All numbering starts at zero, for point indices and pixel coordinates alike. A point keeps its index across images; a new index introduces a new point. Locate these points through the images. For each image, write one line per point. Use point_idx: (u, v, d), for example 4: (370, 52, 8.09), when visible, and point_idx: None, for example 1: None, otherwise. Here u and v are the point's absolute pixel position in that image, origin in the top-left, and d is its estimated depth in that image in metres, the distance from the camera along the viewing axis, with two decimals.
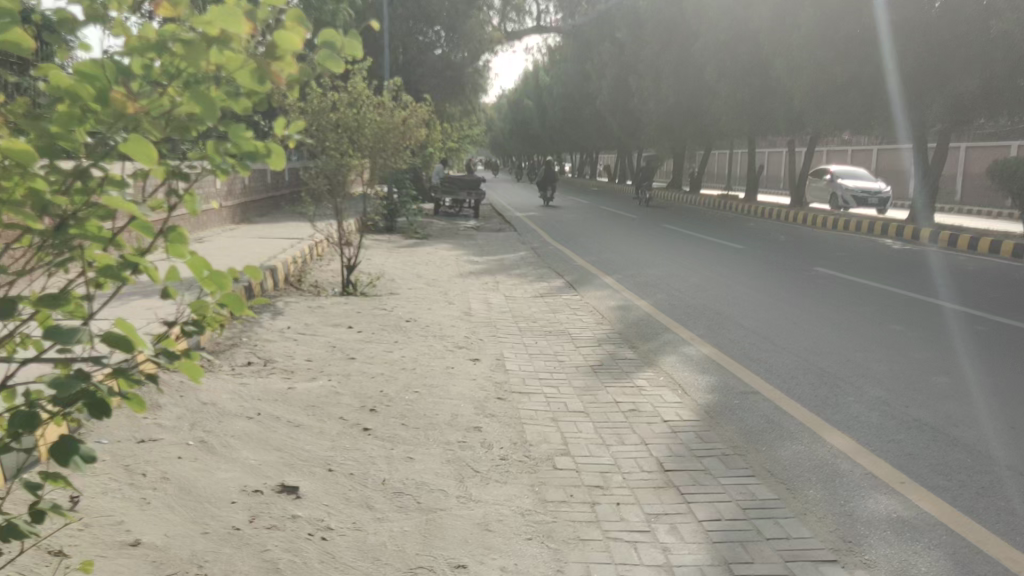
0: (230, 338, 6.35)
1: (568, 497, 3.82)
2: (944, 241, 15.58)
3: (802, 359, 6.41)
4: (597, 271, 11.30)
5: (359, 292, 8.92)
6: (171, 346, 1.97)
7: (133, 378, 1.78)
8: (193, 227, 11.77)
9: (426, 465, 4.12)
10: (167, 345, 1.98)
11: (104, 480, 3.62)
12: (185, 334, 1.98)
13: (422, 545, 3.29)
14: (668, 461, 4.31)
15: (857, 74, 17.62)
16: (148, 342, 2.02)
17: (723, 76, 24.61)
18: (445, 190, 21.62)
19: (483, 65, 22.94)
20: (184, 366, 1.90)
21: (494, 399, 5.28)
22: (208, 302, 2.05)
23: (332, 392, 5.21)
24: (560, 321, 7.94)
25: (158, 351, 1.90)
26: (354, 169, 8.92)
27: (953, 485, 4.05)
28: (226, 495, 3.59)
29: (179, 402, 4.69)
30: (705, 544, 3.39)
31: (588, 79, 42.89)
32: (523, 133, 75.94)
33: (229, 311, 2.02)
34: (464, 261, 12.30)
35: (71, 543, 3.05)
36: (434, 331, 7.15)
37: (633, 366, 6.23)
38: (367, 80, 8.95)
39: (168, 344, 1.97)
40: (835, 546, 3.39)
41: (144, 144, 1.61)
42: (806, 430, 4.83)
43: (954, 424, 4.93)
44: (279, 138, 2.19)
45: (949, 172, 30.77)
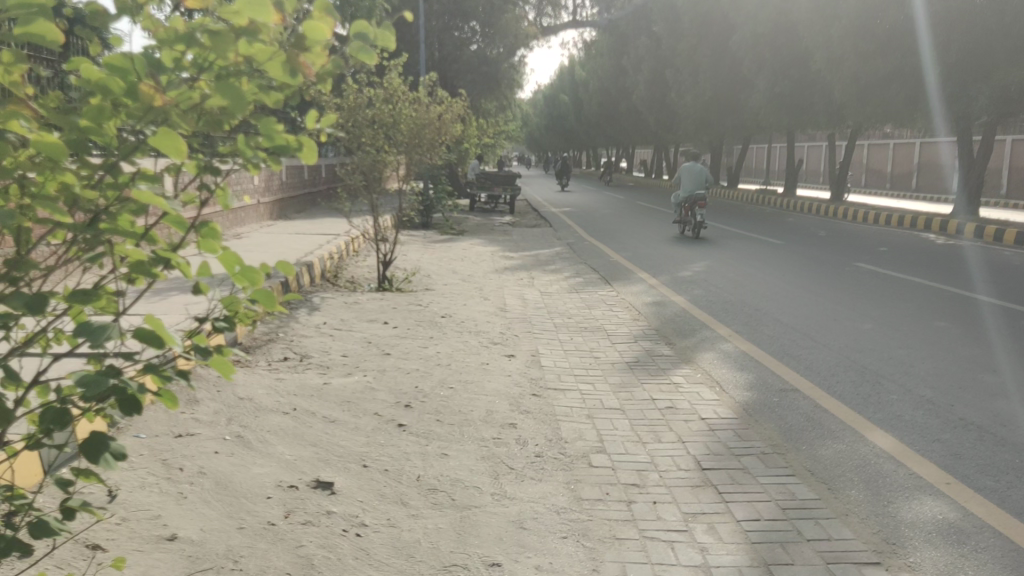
0: (266, 333, 6.39)
1: (604, 496, 3.78)
2: (989, 235, 15.28)
3: (843, 357, 6.29)
4: (634, 267, 11.20)
5: (395, 287, 8.93)
6: (202, 342, 1.96)
7: (165, 374, 1.76)
8: (232, 223, 11.90)
9: (461, 462, 4.10)
10: (198, 341, 1.96)
11: (142, 474, 3.65)
12: (216, 330, 1.96)
13: (457, 542, 3.26)
14: (705, 460, 4.25)
15: (899, 66, 17.29)
16: (180, 339, 2.00)
17: (763, 69, 24.31)
18: (480, 186, 21.62)
19: (519, 60, 22.86)
20: (216, 362, 1.88)
21: (529, 395, 5.25)
22: (240, 298, 2.03)
23: (367, 387, 5.21)
24: (595, 317, 7.89)
25: (191, 347, 1.89)
26: (389, 165, 8.93)
27: (1002, 486, 3.95)
28: (261, 491, 3.60)
29: (216, 397, 4.72)
30: (744, 545, 3.33)
31: (623, 74, 42.65)
32: (559, 128, 75.76)
33: (260, 307, 1.99)
34: (500, 257, 12.26)
35: (108, 536, 3.09)
36: (469, 327, 7.13)
37: (670, 363, 6.15)
38: (402, 76, 8.96)
39: (199, 340, 1.95)
40: (878, 548, 3.31)
41: (174, 138, 1.60)
42: (848, 429, 4.73)
43: (1002, 423, 4.79)
44: (310, 130, 2.14)
45: (994, 165, 30.17)
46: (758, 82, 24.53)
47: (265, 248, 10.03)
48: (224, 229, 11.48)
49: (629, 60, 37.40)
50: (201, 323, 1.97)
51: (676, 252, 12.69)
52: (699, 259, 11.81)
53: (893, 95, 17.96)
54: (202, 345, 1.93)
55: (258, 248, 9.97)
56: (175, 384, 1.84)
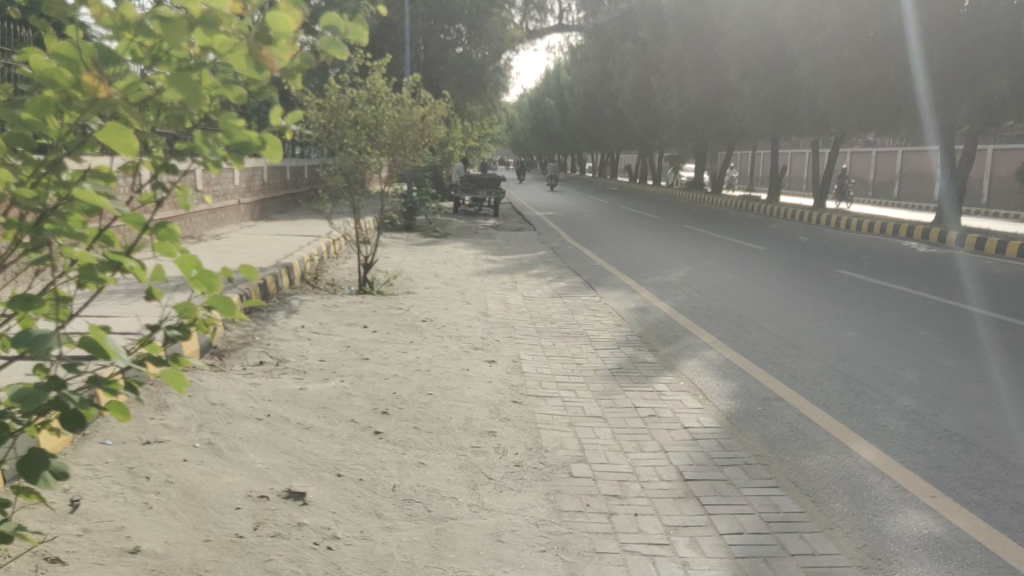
0: (242, 337, 6.26)
1: (584, 507, 3.68)
2: (972, 244, 15.32)
3: (827, 365, 6.23)
4: (616, 272, 11.11)
5: (375, 290, 8.80)
6: (154, 352, 1.85)
7: (115, 388, 1.66)
8: (210, 223, 11.75)
9: (438, 472, 4.00)
10: (151, 350, 1.86)
11: (106, 483, 3.53)
12: (167, 339, 1.85)
13: (432, 556, 3.16)
14: (688, 470, 4.16)
15: (883, 75, 17.39)
16: (133, 345, 1.89)
17: (747, 76, 24.36)
18: (464, 189, 21.47)
19: (504, 64, 22.75)
20: (169, 375, 1.76)
21: (509, 402, 5.15)
22: (197, 305, 1.92)
23: (344, 393, 5.10)
24: (578, 322, 7.81)
25: (140, 357, 1.78)
26: (372, 166, 8.82)
27: (987, 500, 3.88)
28: (230, 501, 3.48)
29: (187, 402, 4.58)
30: (726, 560, 3.24)
31: (609, 79, 42.73)
32: (544, 132, 75.68)
33: (218, 313, 1.88)
34: (482, 260, 12.15)
35: (69, 549, 2.97)
36: (451, 332, 7.03)
37: (653, 370, 6.08)
38: (385, 77, 8.83)
39: (152, 350, 1.85)
40: (863, 564, 3.23)
41: (124, 132, 1.48)
42: (834, 439, 4.65)
43: (987, 435, 4.73)
44: (275, 127, 2.00)
45: (976, 175, 30.40)
46: (744, 88, 24.57)
47: (244, 249, 9.89)
48: (201, 229, 11.30)
49: (615, 65, 37.36)
50: (152, 330, 1.88)
51: (660, 257, 12.66)
52: (681, 265, 11.76)
53: (877, 103, 17.99)
54: (153, 355, 1.83)
55: (236, 250, 9.82)
56: (126, 396, 1.75)
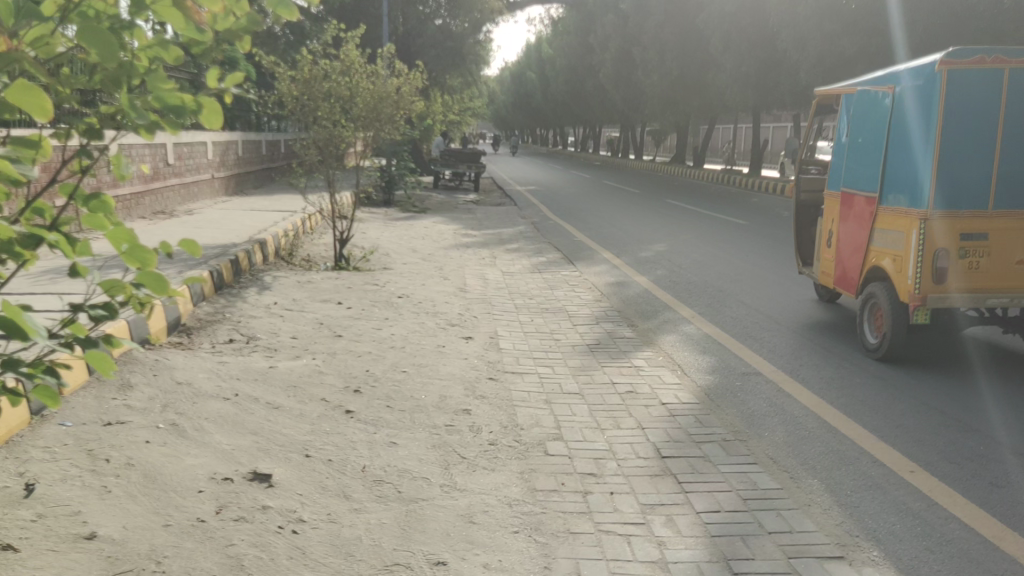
0: (211, 315, 6.12)
1: (559, 486, 3.60)
2: None
3: (806, 339, 6.18)
4: (596, 247, 11.02)
5: (352, 266, 8.65)
6: (79, 333, 1.85)
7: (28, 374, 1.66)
8: (182, 198, 11.56)
9: (410, 451, 3.90)
10: (76, 332, 1.86)
11: (64, 466, 3.41)
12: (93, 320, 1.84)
13: (400, 539, 3.07)
14: (665, 447, 4.09)
15: (865, 47, 17.28)
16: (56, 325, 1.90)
17: (729, 48, 24.22)
18: (444, 164, 21.25)
19: (484, 37, 22.46)
20: (91, 360, 1.76)
21: (485, 379, 5.06)
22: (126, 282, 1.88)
23: (315, 371, 4.99)
24: (558, 297, 7.70)
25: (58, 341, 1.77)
26: (347, 140, 8.65)
27: (966, 474, 3.83)
28: (193, 484, 3.37)
29: (151, 381, 4.45)
30: (703, 539, 3.17)
31: (591, 52, 42.45)
32: (526, 107, 75.09)
33: (146, 291, 1.84)
34: (461, 236, 11.99)
35: (21, 535, 2.85)
36: (427, 308, 6.91)
37: (632, 345, 6.00)
38: (359, 48, 8.58)
39: (78, 331, 1.86)
40: (840, 541, 3.17)
41: (35, 91, 1.46)
42: (812, 414, 4.60)
43: (967, 409, 4.69)
44: (213, 91, 1.92)
45: None
46: (726, 61, 24.41)
47: (217, 224, 9.71)
48: (172, 204, 11.09)
49: (597, 38, 37.05)
50: (76, 311, 1.89)
51: (642, 231, 12.57)
52: (662, 239, 11.69)
53: (859, 75, 17.87)
54: (78, 339, 1.83)
55: (209, 225, 9.63)
56: (49, 380, 1.77)
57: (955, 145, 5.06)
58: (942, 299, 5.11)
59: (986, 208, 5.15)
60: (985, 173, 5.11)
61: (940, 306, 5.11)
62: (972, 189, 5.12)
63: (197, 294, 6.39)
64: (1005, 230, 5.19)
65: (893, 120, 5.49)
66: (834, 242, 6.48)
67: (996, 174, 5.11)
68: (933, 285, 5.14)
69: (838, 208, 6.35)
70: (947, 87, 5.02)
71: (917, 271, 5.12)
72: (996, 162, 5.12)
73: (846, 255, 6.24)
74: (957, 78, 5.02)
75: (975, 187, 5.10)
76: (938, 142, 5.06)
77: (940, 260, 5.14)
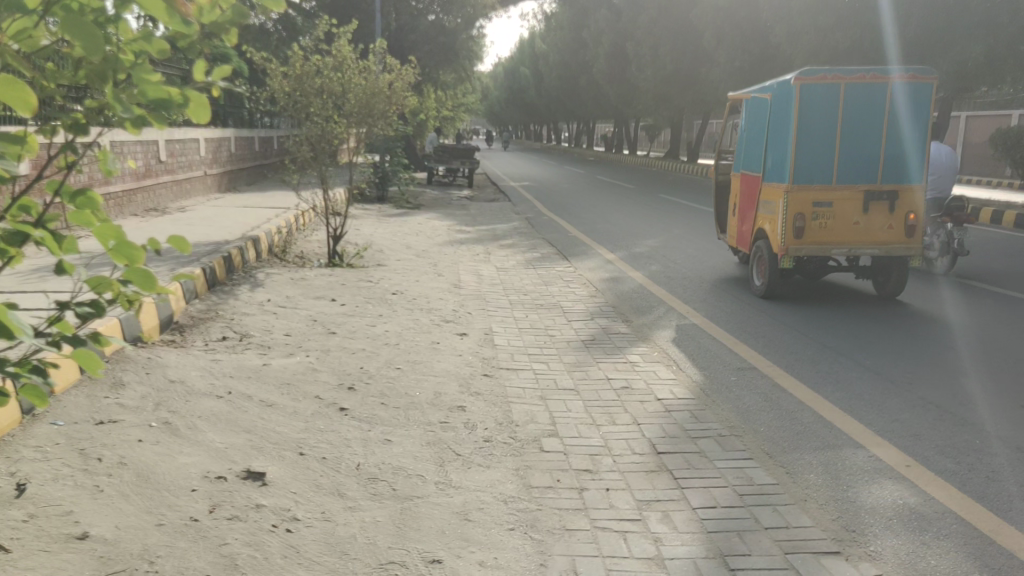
0: (204, 312, 6.09)
1: (554, 483, 3.59)
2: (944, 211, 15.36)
3: (802, 334, 6.18)
4: (590, 242, 11.00)
5: (345, 263, 8.61)
6: (66, 331, 1.84)
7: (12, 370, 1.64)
8: (174, 194, 11.51)
9: (405, 448, 3.89)
10: (62, 330, 1.84)
11: (56, 465, 3.38)
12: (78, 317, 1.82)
13: (395, 537, 3.05)
14: (661, 443, 4.08)
15: (858, 41, 17.28)
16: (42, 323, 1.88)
17: (722, 43, 24.22)
18: (438, 160, 21.21)
19: (477, 33, 22.40)
20: (77, 357, 1.75)
21: (480, 376, 5.05)
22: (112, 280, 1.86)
23: (309, 368, 4.97)
24: (552, 293, 7.69)
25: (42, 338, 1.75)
26: (340, 136, 8.62)
27: (962, 469, 3.82)
28: (186, 483, 3.35)
29: (144, 379, 4.42)
30: (700, 535, 3.15)
31: (584, 48, 42.40)
32: (520, 103, 75.00)
33: (133, 287, 1.82)
34: (455, 232, 11.96)
35: (13, 535, 2.83)
36: (421, 304, 6.89)
37: (626, 341, 5.98)
38: (351, 43, 8.54)
39: (65, 329, 1.84)
40: (837, 536, 3.17)
41: (21, 87, 1.44)
42: (807, 409, 4.59)
43: (962, 403, 4.69)
44: (200, 84, 1.89)
45: (950, 142, 30.59)
46: (719, 55, 24.40)
47: (209, 221, 9.66)
48: (164, 201, 11.04)
49: (590, 33, 37.01)
50: (62, 309, 1.87)
51: (636, 227, 12.56)
52: (656, 235, 11.68)
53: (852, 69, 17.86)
54: (64, 339, 1.82)
55: (201, 222, 9.59)
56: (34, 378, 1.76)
57: (808, 138, 6.89)
58: (799, 248, 6.98)
59: (833, 185, 7.00)
60: (829, 158, 6.96)
61: (798, 256, 6.98)
62: (818, 171, 7.00)
63: (190, 291, 6.36)
64: (849, 199, 7.02)
65: (772, 118, 7.29)
66: (737, 213, 8.28)
67: (837, 162, 6.97)
68: (793, 240, 7.01)
69: (738, 188, 8.20)
70: (801, 97, 6.88)
71: (783, 228, 6.99)
72: (838, 152, 6.97)
73: (743, 222, 8.08)
74: (807, 90, 6.88)
75: (820, 170, 6.98)
76: (795, 137, 6.90)
77: (799, 221, 6.99)
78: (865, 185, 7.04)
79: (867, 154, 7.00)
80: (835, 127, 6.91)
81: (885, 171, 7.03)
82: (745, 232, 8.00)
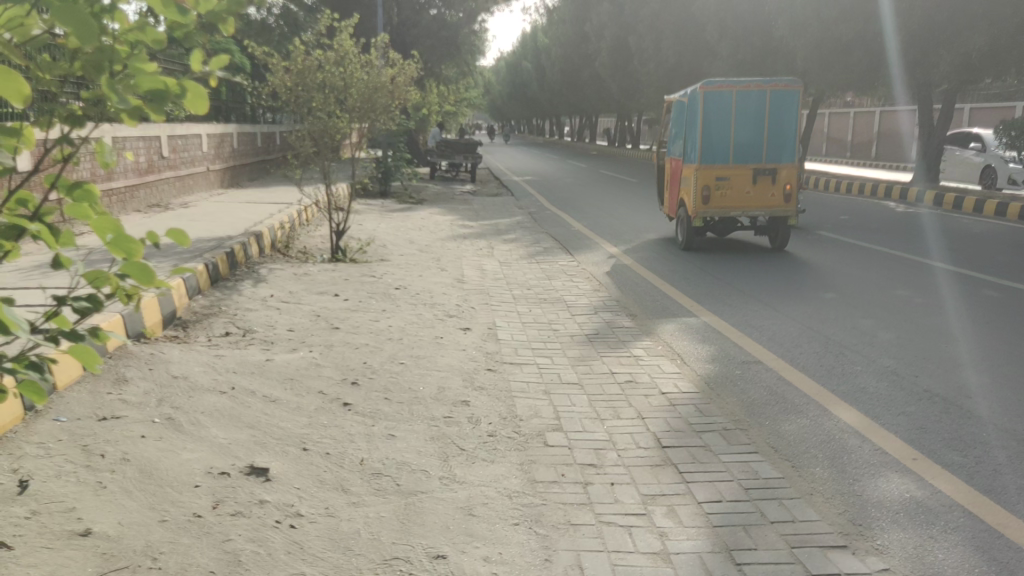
0: (207, 308, 6.07)
1: (559, 478, 3.57)
2: (949, 203, 15.30)
3: (806, 327, 6.15)
4: (592, 236, 10.97)
5: (348, 258, 8.59)
6: (62, 327, 1.82)
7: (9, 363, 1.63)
8: (177, 190, 11.51)
9: (409, 443, 3.87)
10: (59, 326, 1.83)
11: (59, 462, 3.37)
12: (75, 312, 1.81)
13: (400, 532, 3.03)
14: (666, 437, 4.05)
15: (862, 33, 17.21)
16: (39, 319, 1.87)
17: (725, 36, 24.15)
18: (441, 154, 21.18)
19: (480, 27, 22.36)
20: (73, 353, 1.73)
21: (484, 370, 5.03)
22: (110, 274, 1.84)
23: (312, 364, 4.95)
24: (556, 288, 7.66)
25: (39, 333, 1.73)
26: (342, 130, 8.59)
27: (969, 462, 3.80)
28: (189, 479, 3.33)
29: (147, 375, 4.41)
30: (705, 529, 3.13)
31: (586, 41, 42.33)
32: (522, 97, 74.89)
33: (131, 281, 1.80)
34: (458, 226, 11.93)
35: (15, 533, 2.81)
36: (425, 299, 6.87)
37: (631, 335, 5.96)
38: (353, 37, 8.51)
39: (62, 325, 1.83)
40: (844, 530, 3.14)
41: (14, 77, 1.42)
42: (813, 402, 4.56)
43: (968, 395, 4.66)
44: (197, 75, 1.88)
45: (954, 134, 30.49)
46: (722, 48, 24.33)
47: (212, 217, 9.65)
48: (167, 197, 11.02)
49: (592, 27, 36.95)
50: (59, 304, 1.84)
51: (639, 220, 12.53)
52: (659, 228, 11.65)
53: (856, 62, 17.79)
54: (62, 335, 1.80)
55: (204, 218, 9.57)
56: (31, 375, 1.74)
57: (710, 129, 9.63)
58: (707, 211, 9.62)
59: (730, 165, 9.69)
60: (726, 145, 9.70)
61: (707, 216, 9.61)
62: (719, 156, 9.74)
63: (193, 287, 6.35)
64: (742, 175, 9.71)
65: (688, 115, 10.00)
66: (669, 186, 10.79)
67: (733, 147, 9.70)
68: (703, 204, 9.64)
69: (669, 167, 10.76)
70: (703, 100, 9.71)
71: (695, 196, 9.63)
72: (732, 140, 9.71)
73: (672, 194, 10.64)
74: (710, 96, 9.72)
75: (720, 153, 9.70)
76: (702, 127, 9.64)
77: (706, 191, 9.65)
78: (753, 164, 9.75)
79: (753, 141, 9.75)
80: (730, 121, 9.67)
81: (767, 153, 9.79)
82: (673, 201, 10.65)
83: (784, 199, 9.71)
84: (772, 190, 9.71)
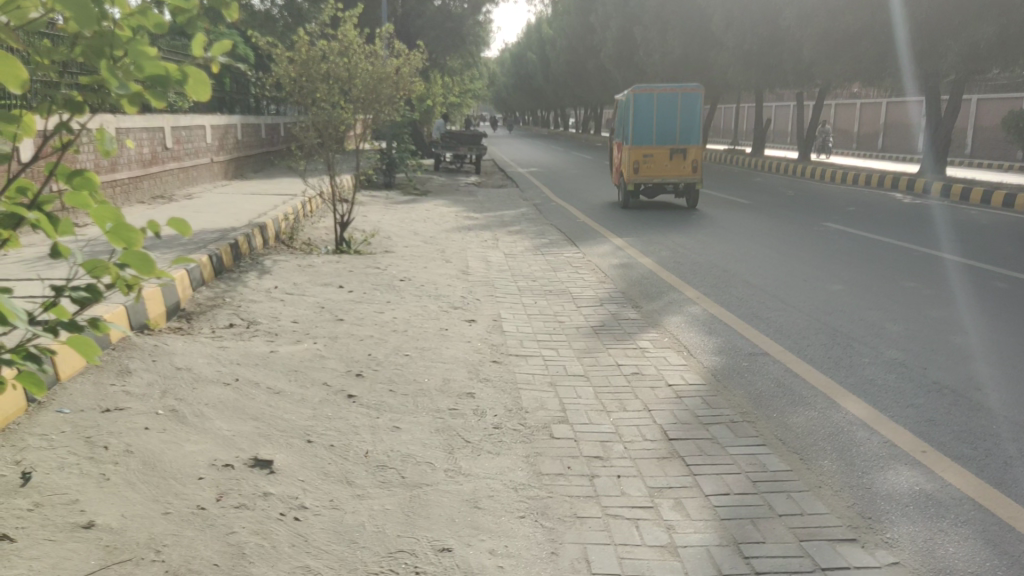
0: (211, 299, 6.05)
1: (565, 470, 3.54)
2: (956, 194, 15.21)
3: (813, 318, 6.11)
4: (597, 228, 10.92)
5: (352, 250, 8.54)
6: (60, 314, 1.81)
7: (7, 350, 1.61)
8: (181, 181, 11.48)
9: (414, 436, 3.84)
10: (57, 314, 1.81)
11: (62, 453, 3.35)
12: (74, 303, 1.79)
13: (404, 525, 3.00)
14: (673, 429, 4.02)
15: (869, 23, 17.09)
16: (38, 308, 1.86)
17: (731, 26, 24.00)
18: (445, 146, 21.11)
19: (485, 18, 22.24)
20: (72, 344, 1.70)
21: (489, 362, 4.99)
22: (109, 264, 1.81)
23: (317, 355, 4.92)
24: (561, 279, 7.61)
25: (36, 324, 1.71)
26: (346, 121, 8.53)
27: (979, 454, 3.76)
28: (192, 471, 3.31)
29: (150, 367, 4.39)
30: (712, 522, 3.10)
31: (591, 33, 42.16)
32: (527, 88, 74.71)
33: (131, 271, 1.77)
34: (463, 218, 11.87)
35: (18, 525, 2.79)
36: (430, 291, 6.84)
37: (636, 327, 5.92)
38: (357, 28, 8.46)
39: (60, 313, 1.81)
40: (853, 523, 3.11)
41: (9, 62, 1.42)
42: (821, 395, 4.53)
43: (977, 387, 4.62)
44: (199, 60, 1.85)
45: (961, 125, 30.32)
46: (728, 39, 24.21)
47: (216, 209, 9.62)
48: (171, 188, 10.99)
49: (598, 18, 36.79)
50: (57, 295, 1.82)
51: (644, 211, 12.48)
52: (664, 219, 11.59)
53: (864, 52, 17.66)
54: (61, 326, 1.78)
55: (209, 210, 9.54)
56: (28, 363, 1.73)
57: (638, 120, 12.49)
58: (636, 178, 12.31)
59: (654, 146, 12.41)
60: (650, 131, 12.54)
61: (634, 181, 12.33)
62: (645, 138, 12.53)
63: (196, 279, 6.32)
64: (663, 152, 12.41)
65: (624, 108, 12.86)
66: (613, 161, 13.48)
67: (655, 133, 12.54)
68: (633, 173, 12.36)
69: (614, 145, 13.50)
70: (632, 100, 12.54)
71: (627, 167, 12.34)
72: (655, 129, 12.55)
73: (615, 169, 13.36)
74: (639, 94, 12.60)
75: (645, 137, 12.52)
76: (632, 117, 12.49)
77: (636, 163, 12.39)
78: (671, 145, 12.45)
79: (669, 129, 12.61)
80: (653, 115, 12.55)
81: (679, 140, 12.61)
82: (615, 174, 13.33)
83: (693, 170, 12.41)
84: (685, 163, 12.41)
